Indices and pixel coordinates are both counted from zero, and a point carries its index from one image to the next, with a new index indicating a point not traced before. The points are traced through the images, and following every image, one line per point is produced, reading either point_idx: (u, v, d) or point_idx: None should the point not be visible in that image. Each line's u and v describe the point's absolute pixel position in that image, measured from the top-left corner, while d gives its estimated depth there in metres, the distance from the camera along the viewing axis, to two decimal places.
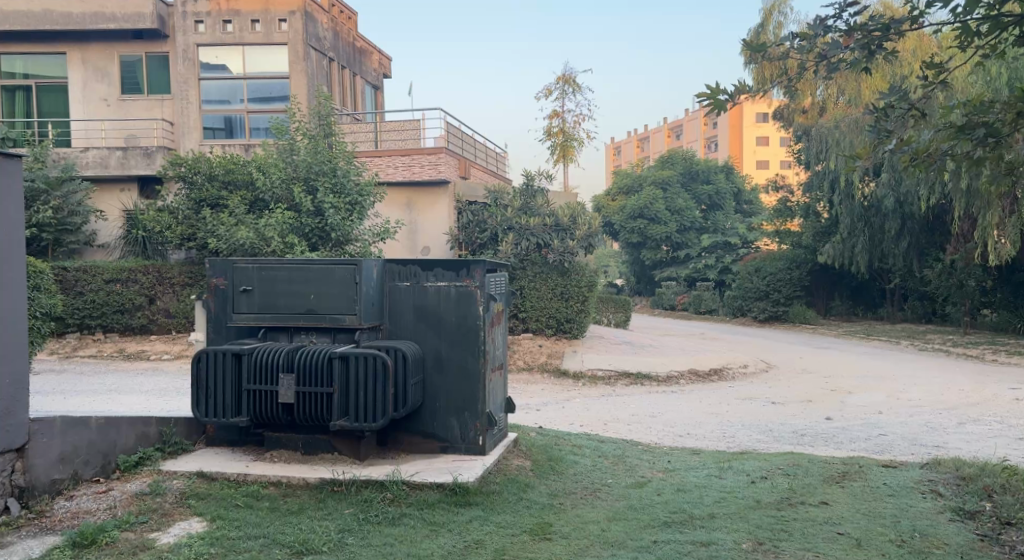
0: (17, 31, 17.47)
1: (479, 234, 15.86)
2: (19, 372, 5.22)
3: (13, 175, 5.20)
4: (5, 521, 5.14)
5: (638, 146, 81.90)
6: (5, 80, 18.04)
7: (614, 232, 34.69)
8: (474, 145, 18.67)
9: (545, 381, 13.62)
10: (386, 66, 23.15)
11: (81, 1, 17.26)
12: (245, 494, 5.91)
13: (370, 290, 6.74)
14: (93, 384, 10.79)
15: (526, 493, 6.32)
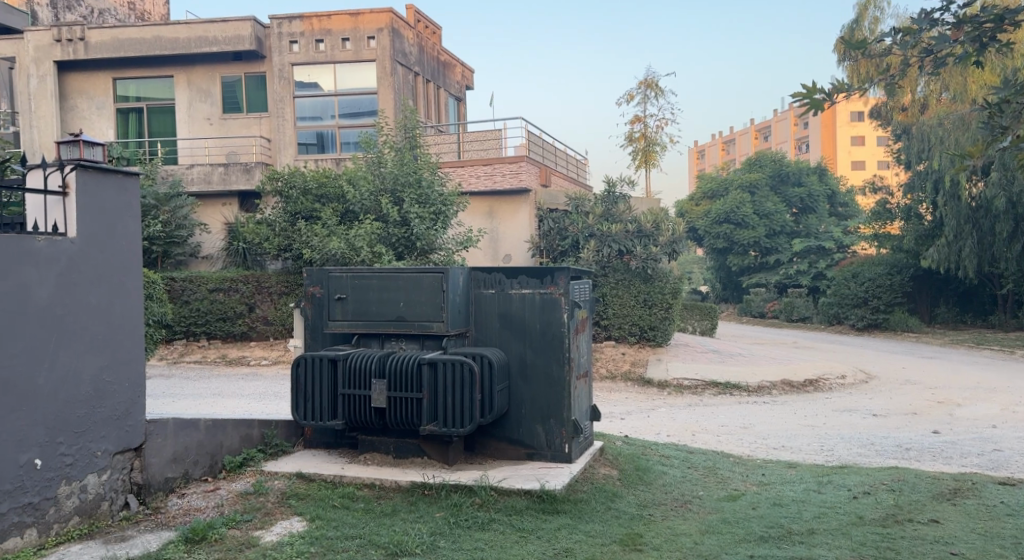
0: (130, 58, 18.49)
1: (560, 242, 15.93)
2: (136, 375, 5.56)
3: (132, 192, 5.57)
4: (125, 515, 5.48)
5: (723, 149, 80.66)
6: (120, 103, 19.03)
7: (699, 237, 34.27)
8: (555, 153, 18.84)
9: (629, 390, 13.59)
10: (469, 77, 23.51)
11: (187, 27, 18.14)
12: (341, 495, 6.16)
13: (456, 296, 6.92)
14: (200, 389, 11.32)
15: (614, 503, 6.37)
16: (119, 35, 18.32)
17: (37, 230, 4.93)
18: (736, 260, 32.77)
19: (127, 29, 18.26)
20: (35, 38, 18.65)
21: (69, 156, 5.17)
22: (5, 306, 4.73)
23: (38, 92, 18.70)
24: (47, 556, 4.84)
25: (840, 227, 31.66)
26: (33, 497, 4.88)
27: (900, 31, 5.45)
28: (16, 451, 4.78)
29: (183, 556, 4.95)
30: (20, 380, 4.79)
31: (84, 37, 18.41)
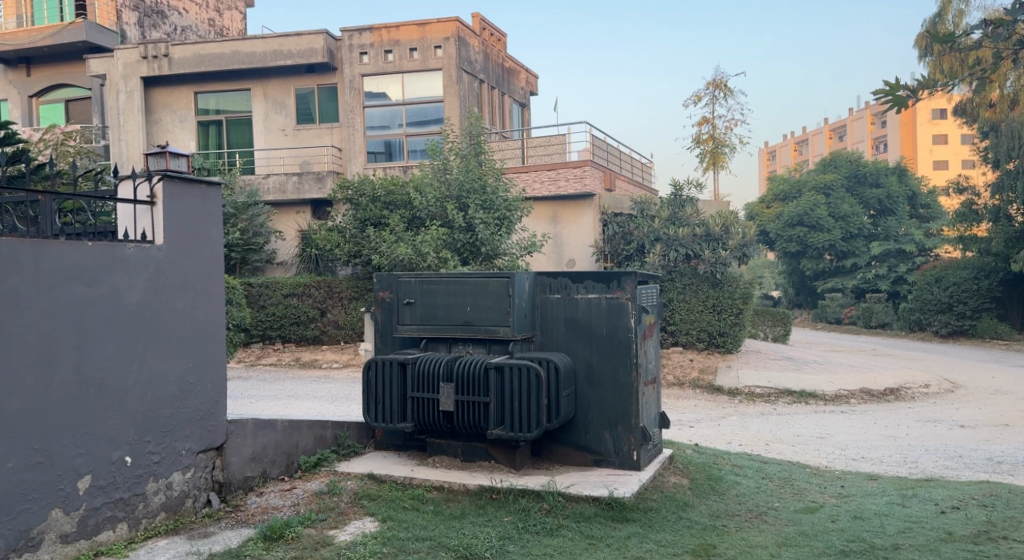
0: (210, 72, 19.14)
1: (626, 246, 16.09)
2: (218, 377, 5.78)
3: (215, 201, 5.80)
4: (208, 512, 5.69)
5: (795, 151, 79.01)
6: (201, 117, 19.74)
7: (770, 241, 33.62)
8: (620, 156, 18.77)
9: (698, 397, 13.46)
10: (534, 83, 23.61)
11: (263, 42, 18.64)
12: (411, 497, 6.30)
13: (522, 301, 7.02)
14: (276, 391, 11.63)
15: (685, 512, 6.34)
16: (200, 51, 18.98)
17: (128, 238, 5.17)
18: (810, 264, 32.06)
19: (207, 45, 18.92)
20: (123, 55, 19.50)
21: (156, 166, 5.41)
22: (98, 311, 4.97)
23: (127, 107, 19.59)
24: (137, 549, 5.06)
25: (922, 230, 30.67)
26: (124, 493, 5.12)
27: (991, 24, 5.19)
28: (109, 448, 5.02)
29: (262, 552, 5.12)
30: (113, 381, 5.04)
31: (168, 54, 19.16)
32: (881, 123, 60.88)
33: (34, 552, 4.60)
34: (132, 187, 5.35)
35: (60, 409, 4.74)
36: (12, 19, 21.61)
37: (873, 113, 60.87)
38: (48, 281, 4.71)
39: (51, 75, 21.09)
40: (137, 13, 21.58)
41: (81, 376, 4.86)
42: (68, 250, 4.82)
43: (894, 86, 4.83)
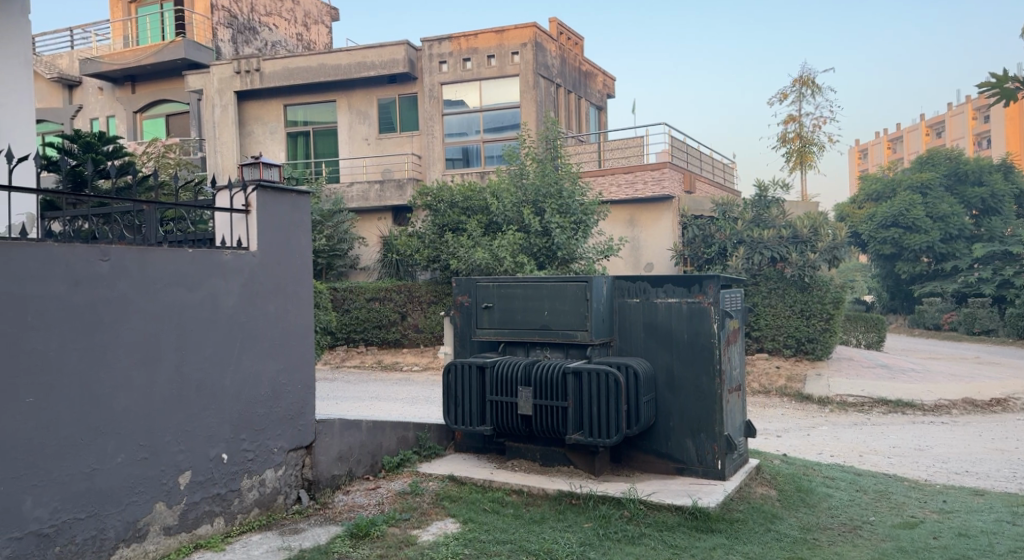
0: (299, 85, 19.75)
1: (706, 250, 15.83)
2: (307, 378, 5.99)
3: (304, 209, 6.03)
4: (298, 509, 5.91)
5: (888, 148, 76.35)
6: (290, 128, 20.36)
7: (862, 243, 32.73)
8: (700, 158, 18.52)
9: (785, 405, 13.18)
10: (611, 86, 23.50)
11: (348, 55, 19.12)
12: (491, 499, 6.44)
13: (600, 305, 7.09)
14: (361, 392, 11.91)
15: (774, 524, 6.22)
16: (289, 65, 19.61)
17: (224, 245, 5.42)
18: (906, 267, 30.79)
19: (296, 59, 19.55)
20: (218, 71, 20.36)
21: (251, 177, 5.66)
22: (198, 315, 5.22)
23: (222, 120, 20.44)
24: (233, 543, 5.30)
25: None
26: (221, 489, 5.36)
27: None
28: (207, 446, 5.26)
29: (349, 551, 5.27)
30: (210, 381, 5.28)
31: (260, 68, 19.90)
32: (984, 118, 58.27)
33: (141, 542, 4.86)
34: (229, 197, 5.61)
35: (163, 407, 5.00)
36: (119, 41, 23.21)
37: (975, 107, 58.23)
38: (153, 286, 4.97)
39: (153, 92, 22.08)
40: (231, 30, 22.43)
41: (182, 377, 5.12)
42: (170, 257, 5.08)
43: (1001, 78, 4.65)
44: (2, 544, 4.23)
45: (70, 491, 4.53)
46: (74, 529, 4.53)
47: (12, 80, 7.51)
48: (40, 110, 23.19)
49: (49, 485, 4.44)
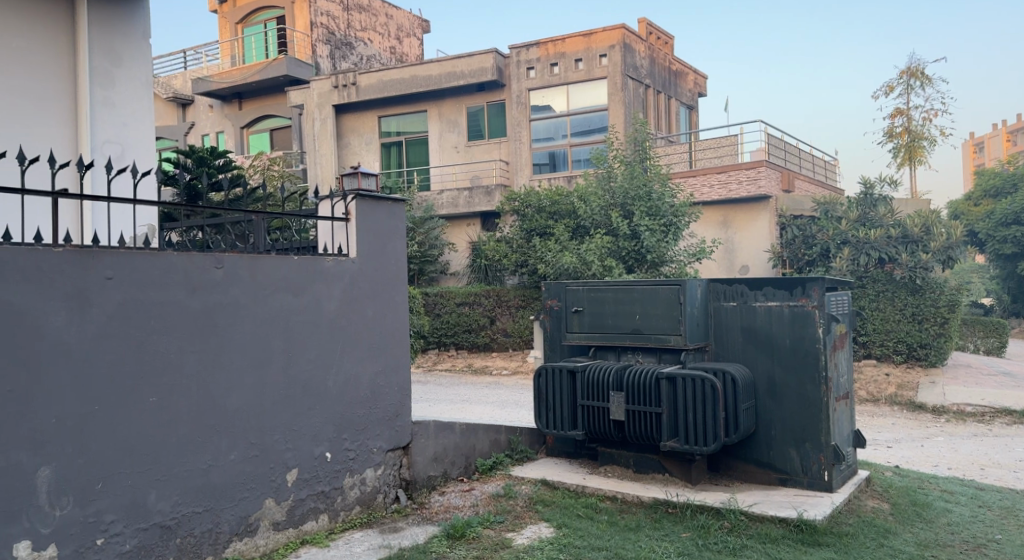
0: (392, 97, 20.15)
1: (807, 251, 15.39)
2: (402, 380, 6.29)
3: (399, 216, 6.29)
4: (397, 508, 6.20)
5: (1006, 142, 72.57)
6: (384, 138, 20.82)
7: (980, 242, 31.20)
8: (800, 156, 17.97)
9: (896, 415, 12.58)
10: (702, 84, 22.87)
11: (439, 65, 19.31)
12: (585, 505, 6.47)
13: (694, 309, 6.99)
14: (456, 395, 11.96)
15: (887, 539, 5.92)
16: (383, 77, 20.04)
17: (326, 253, 5.76)
18: None
19: (389, 72, 19.95)
20: (318, 86, 20.99)
21: (350, 186, 5.98)
22: (303, 319, 5.55)
23: (321, 132, 21.07)
24: (336, 540, 5.55)
25: None
26: (325, 487, 5.64)
27: None
28: (312, 444, 5.57)
29: (446, 550, 5.41)
30: (314, 382, 5.61)
31: (356, 82, 20.45)
32: None
33: (252, 536, 5.17)
34: (330, 206, 5.92)
35: (272, 407, 5.33)
36: (226, 61, 24.23)
37: None
38: (262, 291, 5.30)
39: (258, 108, 22.82)
40: (329, 45, 22.98)
41: (288, 379, 5.44)
42: (278, 264, 5.40)
43: None
44: (129, 534, 4.57)
45: (188, 486, 4.86)
46: (192, 523, 4.86)
47: (135, 101, 7.83)
48: (159, 129, 24.32)
49: (169, 479, 4.77)
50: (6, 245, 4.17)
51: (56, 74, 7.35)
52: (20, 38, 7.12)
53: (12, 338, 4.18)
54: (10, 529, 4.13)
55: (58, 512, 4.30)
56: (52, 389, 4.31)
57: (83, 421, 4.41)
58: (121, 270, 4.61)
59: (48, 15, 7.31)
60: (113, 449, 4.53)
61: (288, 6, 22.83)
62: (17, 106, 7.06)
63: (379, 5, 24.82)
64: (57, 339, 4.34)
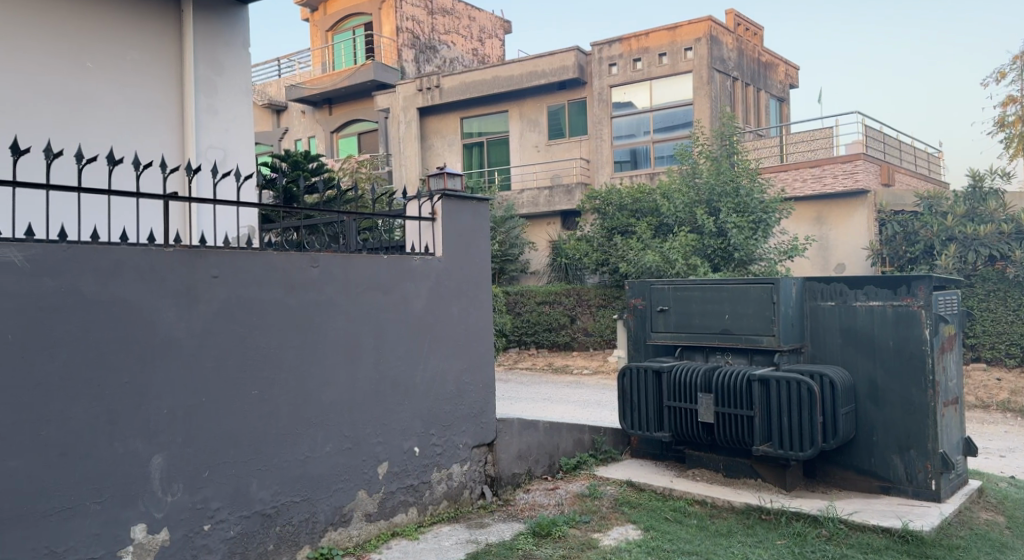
0: (474, 98, 20.22)
1: (909, 248, 14.69)
2: (486, 378, 6.39)
3: (484, 215, 6.41)
4: (482, 504, 6.28)
5: None
6: (465, 139, 20.89)
7: None
8: (901, 149, 17.28)
9: (1008, 422, 11.86)
10: (794, 75, 21.36)
11: (520, 65, 19.26)
12: (673, 509, 6.27)
13: (789, 309, 6.71)
14: (544, 394, 11.83)
15: (1002, 554, 5.54)
16: (466, 79, 20.14)
17: (414, 252, 5.89)
18: None
19: (472, 73, 20.04)
20: (404, 90, 21.38)
21: (437, 187, 6.08)
22: (392, 318, 5.69)
23: (406, 135, 21.39)
24: (426, 533, 5.68)
25: None
26: (414, 480, 5.77)
27: None
28: (401, 439, 5.70)
29: (533, 548, 5.40)
30: (403, 379, 5.74)
31: (440, 85, 20.63)
32: None
33: (346, 527, 5.32)
34: (417, 206, 6.04)
35: (365, 402, 5.47)
36: (317, 68, 24.79)
37: None
38: (354, 289, 5.45)
39: (348, 112, 23.17)
40: (414, 50, 23.16)
41: (379, 375, 5.58)
42: (368, 262, 5.55)
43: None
44: (233, 521, 4.73)
45: (287, 476, 5.01)
46: (291, 512, 5.01)
47: (236, 107, 7.90)
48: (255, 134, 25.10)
49: (270, 470, 4.92)
50: (121, 245, 4.33)
51: (165, 84, 7.46)
52: (134, 51, 7.26)
53: (128, 333, 4.35)
54: (128, 512, 4.30)
55: (169, 498, 4.47)
56: (164, 380, 4.48)
57: (191, 412, 4.58)
58: (226, 269, 4.77)
59: (159, 28, 7.42)
60: (219, 439, 4.69)
61: (375, 12, 23.21)
62: (130, 116, 7.21)
63: (462, 7, 24.88)
64: (168, 333, 4.51)
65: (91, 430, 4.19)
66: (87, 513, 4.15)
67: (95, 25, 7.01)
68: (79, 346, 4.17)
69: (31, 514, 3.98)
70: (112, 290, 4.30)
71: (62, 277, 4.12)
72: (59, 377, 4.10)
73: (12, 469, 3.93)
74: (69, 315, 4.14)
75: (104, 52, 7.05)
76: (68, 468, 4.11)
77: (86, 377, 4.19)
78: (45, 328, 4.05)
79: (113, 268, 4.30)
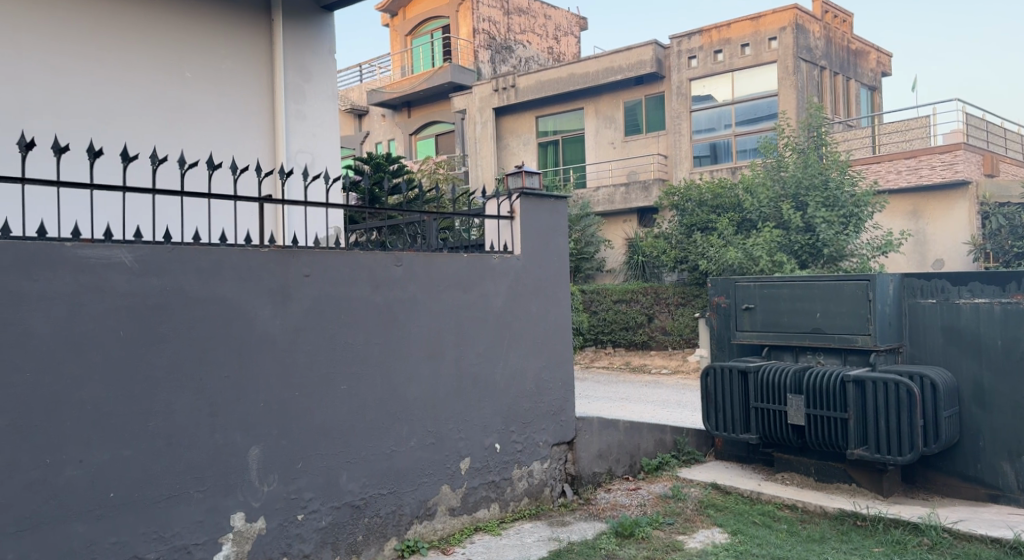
0: (551, 96, 20.11)
1: (1016, 243, 14.23)
2: (565, 376, 6.21)
3: (562, 213, 6.26)
4: (563, 502, 6.13)
5: None
6: (540, 138, 20.75)
7: None
8: (1004, 138, 16.45)
9: None
10: (887, 62, 20.47)
11: (597, 61, 19.08)
12: (761, 512, 5.98)
13: (886, 307, 6.34)
14: (625, 393, 11.60)
15: None
16: (542, 78, 20.04)
17: (493, 250, 5.77)
18: None
19: (548, 71, 19.94)
20: (480, 90, 21.38)
21: (514, 185, 5.95)
22: (473, 314, 5.59)
23: (482, 136, 21.39)
24: (508, 529, 5.57)
25: None
26: (496, 476, 5.66)
27: None
28: (483, 435, 5.59)
29: (615, 548, 5.21)
30: (484, 375, 5.63)
31: (515, 84, 20.62)
32: None
33: (431, 520, 5.25)
34: (495, 205, 5.93)
35: (447, 398, 5.39)
36: (397, 72, 25.09)
37: None
38: (435, 286, 5.37)
39: (426, 114, 23.32)
40: (490, 50, 23.15)
41: (460, 371, 5.48)
42: (450, 259, 5.46)
43: None
44: (324, 512, 4.73)
45: (375, 468, 4.97)
46: (378, 504, 4.98)
47: (323, 114, 7.77)
48: None
49: (358, 462, 4.89)
50: (221, 246, 4.37)
51: (256, 92, 7.38)
52: (228, 60, 7.18)
53: (228, 330, 4.38)
54: (228, 501, 4.33)
55: (265, 488, 4.49)
56: (260, 373, 4.49)
57: (284, 405, 4.58)
58: (317, 268, 4.77)
59: (251, 36, 7.33)
60: (310, 432, 4.68)
61: (451, 14, 23.31)
62: (224, 124, 7.15)
63: (538, 5, 24.75)
64: (264, 329, 4.53)
65: (194, 422, 4.24)
66: (190, 501, 4.20)
67: (193, 35, 6.95)
68: (183, 340, 4.22)
69: (140, 501, 4.04)
70: (212, 288, 4.33)
71: (167, 277, 4.18)
72: (165, 371, 4.15)
73: (125, 458, 4.00)
74: (174, 313, 4.19)
75: (200, 60, 7.00)
76: (174, 458, 4.16)
77: (189, 371, 4.23)
78: (152, 324, 4.12)
79: (214, 268, 4.34)
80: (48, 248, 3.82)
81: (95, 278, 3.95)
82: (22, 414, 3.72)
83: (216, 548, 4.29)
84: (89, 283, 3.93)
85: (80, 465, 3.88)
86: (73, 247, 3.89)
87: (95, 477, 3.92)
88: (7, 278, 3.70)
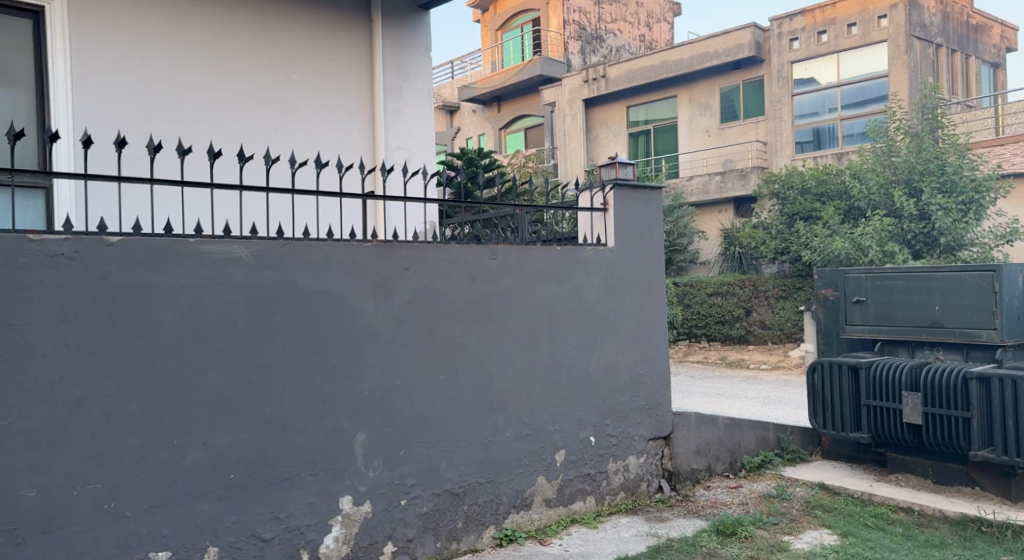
0: (643, 85, 19.69)
1: None
2: (659, 370, 5.94)
3: (658, 204, 5.98)
4: (660, 498, 5.87)
5: None
6: (632, 127, 20.36)
7: None
8: None
9: None
10: (1010, 38, 19.22)
11: (692, 47, 18.56)
12: (874, 515, 5.58)
13: (1014, 299, 5.85)
14: (722, 389, 11.18)
15: None
16: (635, 66, 19.66)
17: (587, 241, 5.55)
18: None
19: (640, 60, 19.53)
20: (570, 82, 21.12)
21: (607, 177, 5.72)
22: (568, 306, 5.39)
23: (571, 128, 21.18)
24: (604, 522, 5.35)
25: None
26: (592, 469, 5.45)
27: None
28: (578, 428, 5.38)
29: (718, 546, 4.94)
30: (577, 367, 5.41)
31: (606, 74, 20.27)
32: None
33: (528, 510, 5.08)
34: (589, 196, 5.70)
35: (542, 391, 5.19)
36: (488, 67, 25.07)
37: None
38: (530, 278, 5.18)
39: (516, 109, 23.27)
40: (580, 41, 22.87)
41: (554, 362, 5.28)
42: (544, 251, 5.27)
43: None
44: (426, 498, 4.61)
45: (473, 458, 4.83)
46: (477, 492, 4.83)
47: (418, 111, 7.53)
48: None
49: (457, 450, 4.75)
50: (330, 241, 4.31)
51: (358, 92, 7.17)
52: (332, 61, 6.99)
53: (336, 323, 4.31)
54: (337, 485, 4.27)
55: (371, 473, 4.40)
56: (366, 362, 4.41)
57: (387, 394, 4.48)
58: (417, 261, 4.65)
59: (352, 35, 7.11)
60: (412, 420, 4.57)
61: (543, 6, 23.13)
62: (329, 125, 6.98)
63: None
64: (369, 320, 4.44)
65: (306, 408, 4.18)
66: (303, 484, 4.16)
67: (301, 36, 6.77)
68: (296, 331, 4.17)
69: (256, 485, 4.01)
70: (323, 281, 4.27)
71: (280, 269, 4.13)
72: (279, 359, 4.11)
73: (243, 442, 3.98)
74: (287, 307, 4.14)
75: (307, 62, 6.82)
76: (286, 443, 4.11)
77: (301, 360, 4.18)
78: (267, 315, 4.08)
79: (323, 262, 4.27)
80: (174, 244, 3.83)
81: (215, 272, 3.93)
82: (147, 398, 3.73)
83: (325, 530, 4.22)
84: (210, 276, 3.92)
85: (204, 448, 3.87)
86: (195, 242, 3.89)
87: (216, 460, 3.90)
88: (137, 273, 3.73)
